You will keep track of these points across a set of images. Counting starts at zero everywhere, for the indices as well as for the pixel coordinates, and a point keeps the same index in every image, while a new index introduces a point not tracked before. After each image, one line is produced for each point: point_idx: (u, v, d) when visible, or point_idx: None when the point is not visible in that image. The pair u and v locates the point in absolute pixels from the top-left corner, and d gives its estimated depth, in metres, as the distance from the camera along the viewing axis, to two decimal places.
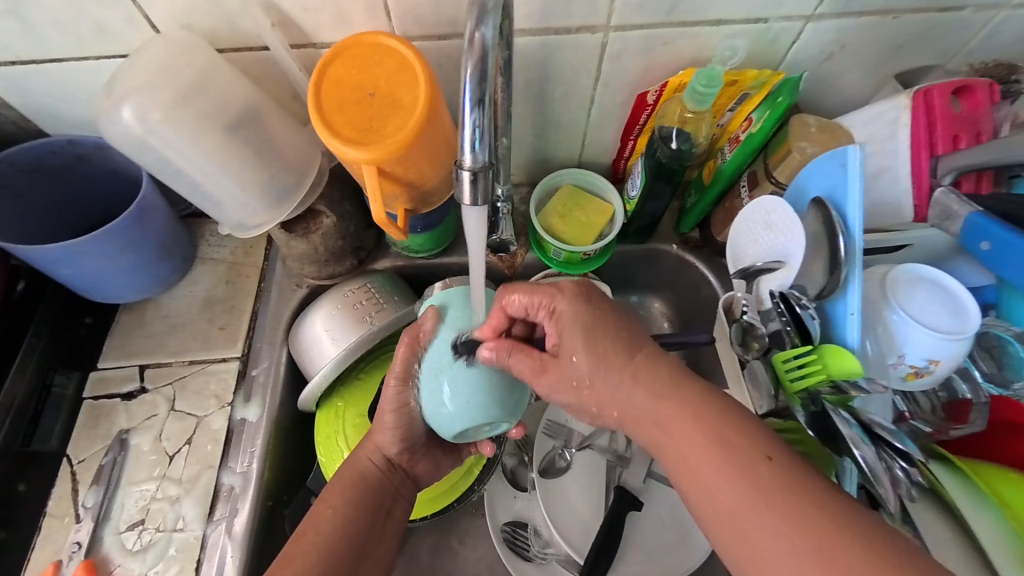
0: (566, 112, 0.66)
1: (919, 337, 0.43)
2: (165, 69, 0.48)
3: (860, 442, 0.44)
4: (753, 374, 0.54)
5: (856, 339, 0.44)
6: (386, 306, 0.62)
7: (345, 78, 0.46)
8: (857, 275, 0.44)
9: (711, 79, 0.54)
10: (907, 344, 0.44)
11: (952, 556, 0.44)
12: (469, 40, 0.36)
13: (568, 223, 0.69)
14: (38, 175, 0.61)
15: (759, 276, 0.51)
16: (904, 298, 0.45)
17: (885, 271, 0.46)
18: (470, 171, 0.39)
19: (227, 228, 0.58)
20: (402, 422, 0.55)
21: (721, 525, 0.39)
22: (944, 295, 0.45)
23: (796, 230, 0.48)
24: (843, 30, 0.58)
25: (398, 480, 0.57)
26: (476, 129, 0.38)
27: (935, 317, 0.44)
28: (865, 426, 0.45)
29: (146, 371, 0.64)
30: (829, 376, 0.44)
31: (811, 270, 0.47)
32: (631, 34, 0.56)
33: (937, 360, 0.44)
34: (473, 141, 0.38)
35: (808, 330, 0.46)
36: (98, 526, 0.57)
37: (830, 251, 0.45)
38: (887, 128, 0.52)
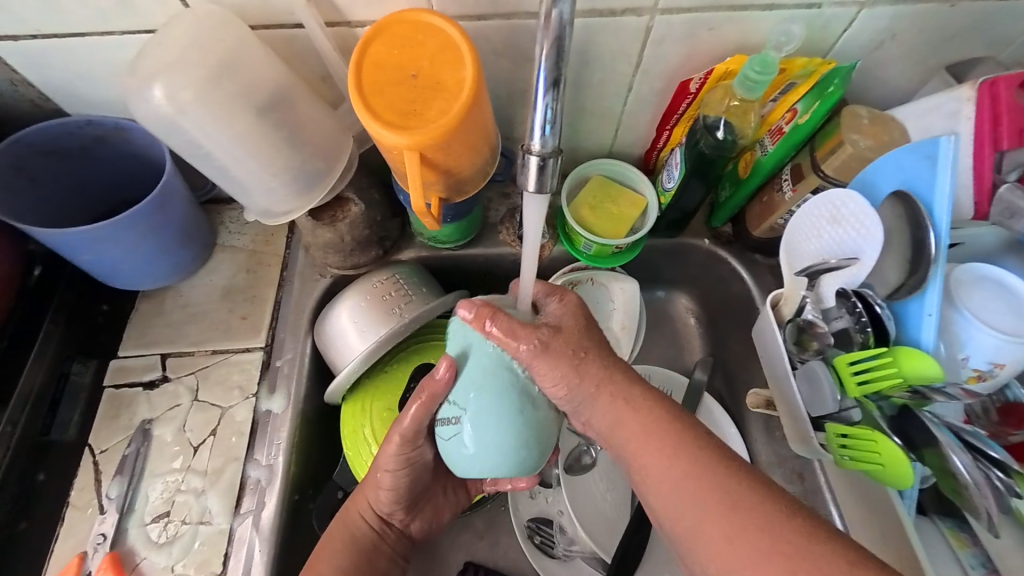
0: (602, 100, 0.64)
1: (990, 340, 0.41)
2: (196, 45, 0.46)
3: (956, 449, 0.42)
4: (806, 376, 0.50)
5: (932, 342, 0.43)
6: (414, 298, 0.61)
7: (385, 58, 0.44)
8: (939, 275, 0.42)
9: (766, 65, 0.52)
10: (971, 346, 0.42)
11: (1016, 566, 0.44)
12: (543, 18, 0.34)
13: (598, 215, 0.68)
14: (53, 156, 0.59)
15: (822, 275, 0.49)
16: (979, 304, 0.43)
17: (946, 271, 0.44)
18: (537, 157, 0.37)
19: (253, 214, 0.56)
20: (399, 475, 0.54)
21: (690, 536, 0.41)
22: (1010, 301, 0.43)
23: (872, 228, 0.46)
24: (896, 17, 0.56)
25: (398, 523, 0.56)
26: (546, 111, 0.36)
27: (1004, 320, 0.42)
28: (955, 432, 0.43)
29: (167, 360, 0.63)
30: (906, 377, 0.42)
31: (884, 269, 0.45)
32: (677, 17, 0.54)
33: (1001, 364, 0.42)
34: (543, 124, 0.36)
35: (886, 332, 0.45)
36: (122, 517, 0.54)
37: (908, 250, 0.44)
38: (946, 121, 0.50)
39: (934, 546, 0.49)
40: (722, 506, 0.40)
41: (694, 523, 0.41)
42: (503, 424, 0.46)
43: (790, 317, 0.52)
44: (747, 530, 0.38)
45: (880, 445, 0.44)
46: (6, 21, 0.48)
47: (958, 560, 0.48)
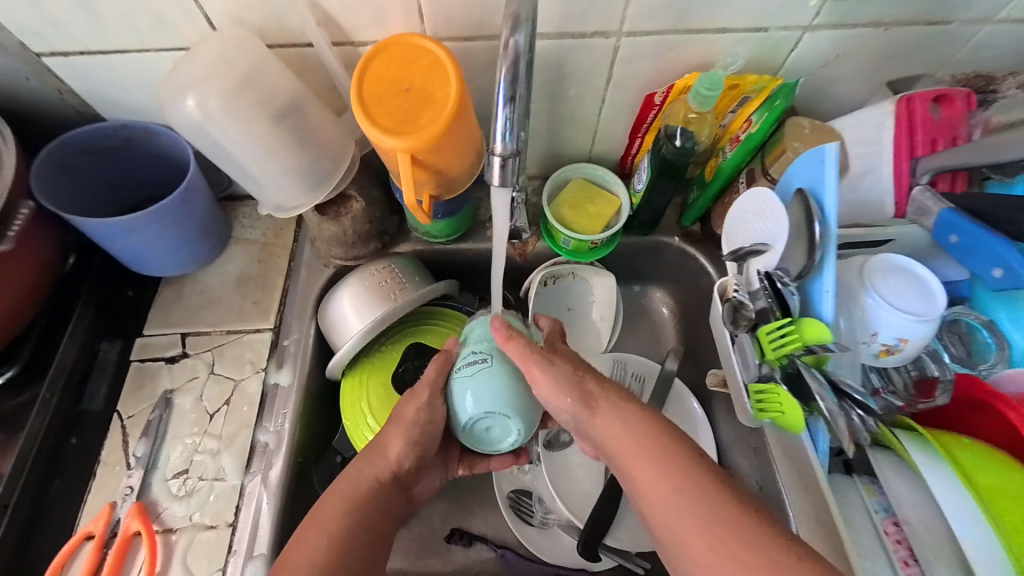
0: (579, 110, 0.71)
1: (893, 318, 0.48)
2: (222, 61, 0.53)
3: (826, 397, 0.48)
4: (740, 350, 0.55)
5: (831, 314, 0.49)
6: (408, 285, 0.68)
7: (384, 74, 0.51)
8: (831, 258, 0.49)
9: (714, 83, 0.59)
10: (880, 324, 0.49)
11: (919, 512, 0.46)
12: (503, 44, 0.40)
13: (578, 214, 0.75)
14: (92, 156, 0.66)
15: (748, 259, 0.55)
16: (888, 280, 0.49)
17: (863, 262, 0.50)
18: (498, 156, 0.44)
19: (266, 208, 0.63)
20: (404, 442, 0.58)
21: (665, 534, 0.47)
22: (913, 281, 0.49)
23: (781, 217, 0.52)
24: (839, 39, 0.63)
25: (398, 496, 0.59)
26: (506, 121, 0.42)
27: (906, 301, 0.48)
28: (835, 384, 0.49)
29: (187, 338, 0.70)
30: (802, 338, 0.48)
31: (793, 254, 0.51)
32: (642, 39, 0.61)
33: (906, 339, 0.48)
34: (503, 130, 0.43)
35: (789, 305, 0.51)
36: (147, 473, 0.61)
37: (808, 236, 0.50)
38: (873, 131, 0.55)
39: (849, 498, 0.51)
40: (704, 511, 0.46)
41: (672, 525, 0.47)
42: (496, 377, 0.55)
43: (727, 298, 0.57)
44: (728, 540, 0.44)
45: (783, 399, 0.50)
46: (59, 39, 0.56)
47: (866, 508, 0.50)
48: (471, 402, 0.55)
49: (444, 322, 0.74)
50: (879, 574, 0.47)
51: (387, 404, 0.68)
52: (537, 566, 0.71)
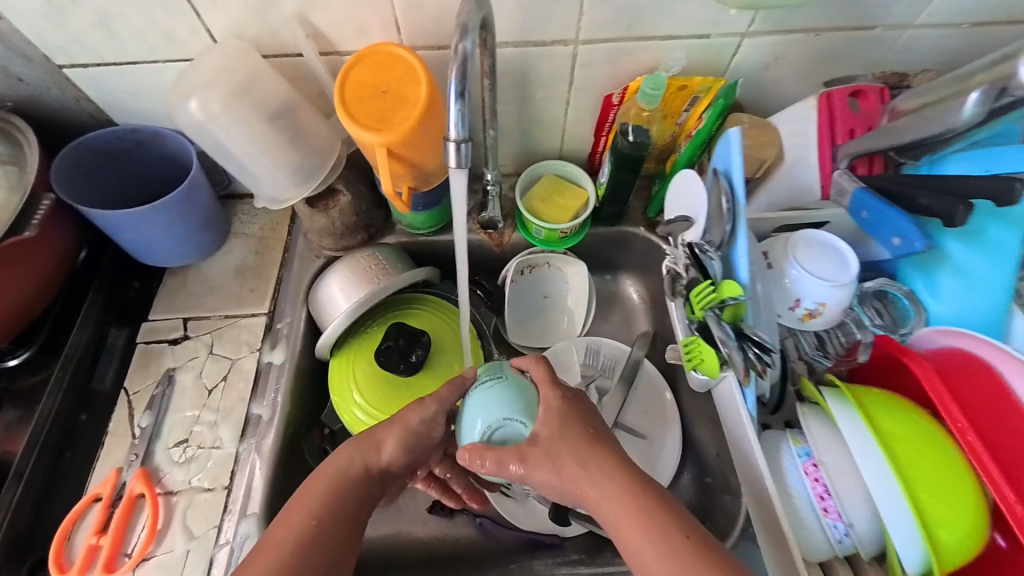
0: (546, 111, 0.78)
1: (815, 285, 0.54)
2: (222, 69, 0.61)
3: (727, 341, 0.48)
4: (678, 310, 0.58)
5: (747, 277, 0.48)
6: (391, 272, 0.74)
7: (363, 79, 0.58)
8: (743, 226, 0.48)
9: (657, 83, 0.66)
10: (803, 290, 0.55)
11: (836, 454, 0.51)
12: (454, 51, 0.45)
13: (548, 206, 0.82)
14: (106, 156, 0.74)
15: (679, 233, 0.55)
16: (818, 255, 0.55)
17: (789, 237, 0.57)
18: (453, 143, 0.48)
19: (261, 201, 0.70)
20: (399, 442, 0.60)
21: None
22: (832, 253, 0.55)
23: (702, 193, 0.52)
24: (774, 44, 0.70)
25: (376, 493, 0.59)
26: (458, 114, 0.46)
27: (826, 269, 0.55)
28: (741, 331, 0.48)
29: (189, 322, 0.76)
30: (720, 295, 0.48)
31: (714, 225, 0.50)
32: (597, 46, 0.68)
33: (824, 304, 0.55)
34: (456, 120, 0.47)
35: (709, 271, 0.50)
36: (150, 442, 0.67)
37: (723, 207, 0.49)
38: (801, 124, 0.62)
39: (775, 443, 0.55)
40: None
41: None
42: (502, 392, 0.60)
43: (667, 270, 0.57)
44: None
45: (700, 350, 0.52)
46: (80, 52, 0.64)
47: (790, 453, 0.54)
48: (482, 418, 0.60)
49: (431, 309, 0.80)
50: (799, 507, 0.52)
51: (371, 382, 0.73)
52: (512, 532, 0.76)
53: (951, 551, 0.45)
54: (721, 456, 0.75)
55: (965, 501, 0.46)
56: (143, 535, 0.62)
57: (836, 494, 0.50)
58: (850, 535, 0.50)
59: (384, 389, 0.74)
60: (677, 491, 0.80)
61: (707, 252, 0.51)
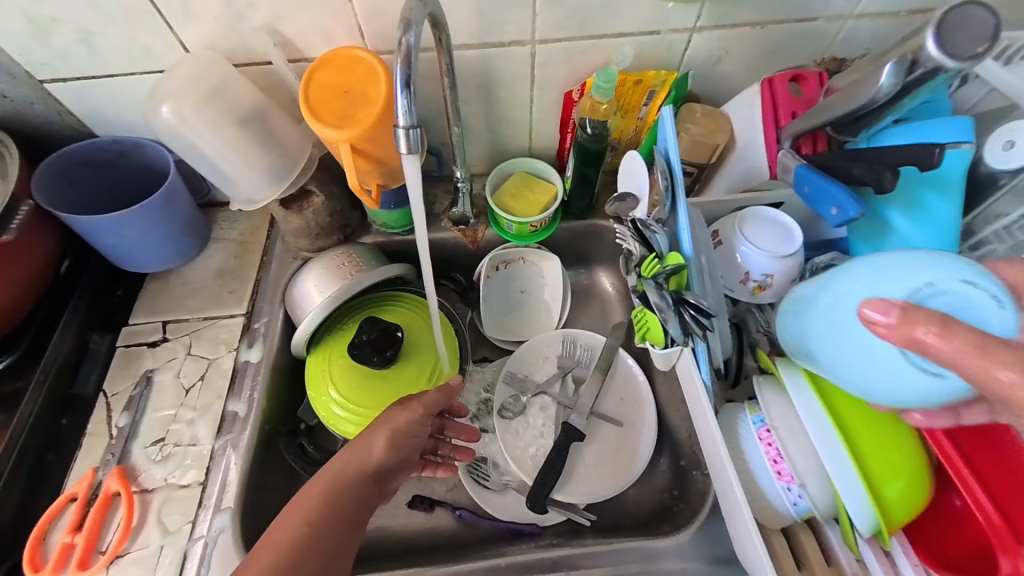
0: (511, 110, 0.81)
1: (759, 257, 0.57)
2: (193, 77, 0.64)
3: (666, 308, 0.49)
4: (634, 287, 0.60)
5: (690, 248, 0.50)
6: (365, 268, 0.76)
7: (326, 80, 0.62)
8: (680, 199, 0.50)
9: (609, 77, 0.69)
10: (751, 264, 0.58)
11: (791, 421, 0.53)
12: (398, 45, 0.48)
13: (517, 201, 0.85)
14: (88, 166, 0.76)
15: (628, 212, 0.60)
16: (764, 229, 0.59)
17: (739, 214, 0.60)
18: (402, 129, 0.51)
19: (236, 204, 0.73)
20: (389, 441, 0.61)
21: None
22: (778, 227, 0.59)
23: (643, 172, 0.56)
24: (723, 39, 0.74)
25: (374, 495, 0.60)
26: (407, 105, 0.50)
27: (769, 242, 0.58)
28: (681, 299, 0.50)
29: (169, 325, 0.78)
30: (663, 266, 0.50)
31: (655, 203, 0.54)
32: (554, 46, 0.72)
33: (771, 275, 0.58)
34: (404, 109, 0.50)
35: (652, 244, 0.52)
36: (128, 441, 0.68)
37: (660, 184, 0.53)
38: (747, 110, 0.66)
39: (734, 415, 0.57)
40: None
41: None
42: (903, 257, 0.44)
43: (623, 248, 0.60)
44: None
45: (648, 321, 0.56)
46: (59, 67, 0.67)
47: (746, 421, 0.56)
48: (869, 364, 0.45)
49: (408, 305, 0.82)
50: (757, 472, 0.54)
51: (348, 376, 0.75)
52: (491, 522, 0.77)
53: (895, 505, 0.48)
54: (694, 437, 0.78)
55: (906, 455, 0.50)
56: (118, 532, 0.62)
57: (788, 458, 0.51)
58: (804, 497, 0.52)
59: (361, 384, 0.75)
60: (653, 476, 0.81)
61: (651, 227, 0.52)
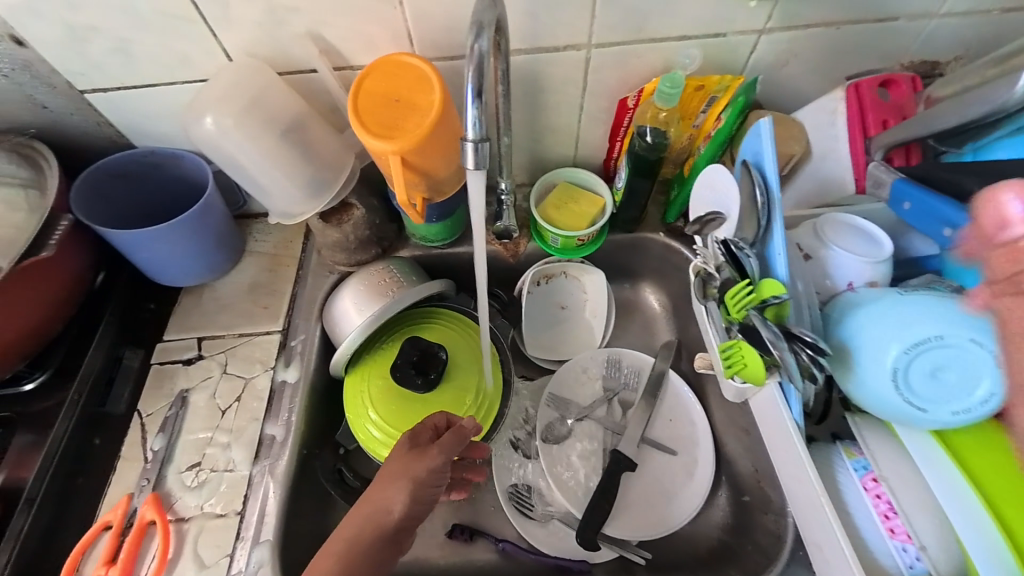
0: (558, 118, 0.77)
1: (853, 265, 0.51)
2: (235, 87, 0.61)
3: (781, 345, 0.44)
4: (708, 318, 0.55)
5: (786, 272, 0.46)
6: (405, 284, 0.72)
7: (376, 88, 0.58)
8: (778, 219, 0.46)
9: (674, 82, 0.65)
10: (845, 274, 0.52)
11: (902, 469, 0.49)
12: (468, 50, 0.45)
13: (562, 213, 0.80)
14: (124, 179, 0.74)
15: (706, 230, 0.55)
16: (842, 236, 0.53)
17: (818, 219, 0.55)
18: (471, 142, 0.47)
19: (274, 217, 0.70)
20: (409, 495, 0.55)
21: None
22: (862, 233, 0.53)
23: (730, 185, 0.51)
24: (792, 40, 0.68)
25: (391, 557, 0.53)
26: (476, 117, 0.46)
27: (859, 247, 0.52)
28: (787, 332, 0.45)
29: (203, 341, 0.75)
30: (759, 296, 0.46)
31: (745, 222, 0.50)
32: (609, 49, 0.67)
33: (874, 282, 0.51)
34: (473, 121, 0.46)
35: (746, 269, 0.48)
36: (162, 466, 0.65)
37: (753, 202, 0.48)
38: (827, 116, 0.62)
39: (829, 459, 0.53)
40: None
41: None
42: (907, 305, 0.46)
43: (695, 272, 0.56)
44: None
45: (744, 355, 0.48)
46: (99, 77, 0.65)
47: (845, 467, 0.52)
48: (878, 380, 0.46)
49: (447, 322, 0.78)
50: (865, 527, 0.49)
51: (386, 397, 0.71)
52: (537, 558, 0.71)
53: None
54: (760, 470, 0.71)
55: None
56: (153, 565, 0.59)
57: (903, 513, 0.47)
58: (923, 559, 0.46)
59: (400, 407, 0.71)
60: (712, 510, 0.75)
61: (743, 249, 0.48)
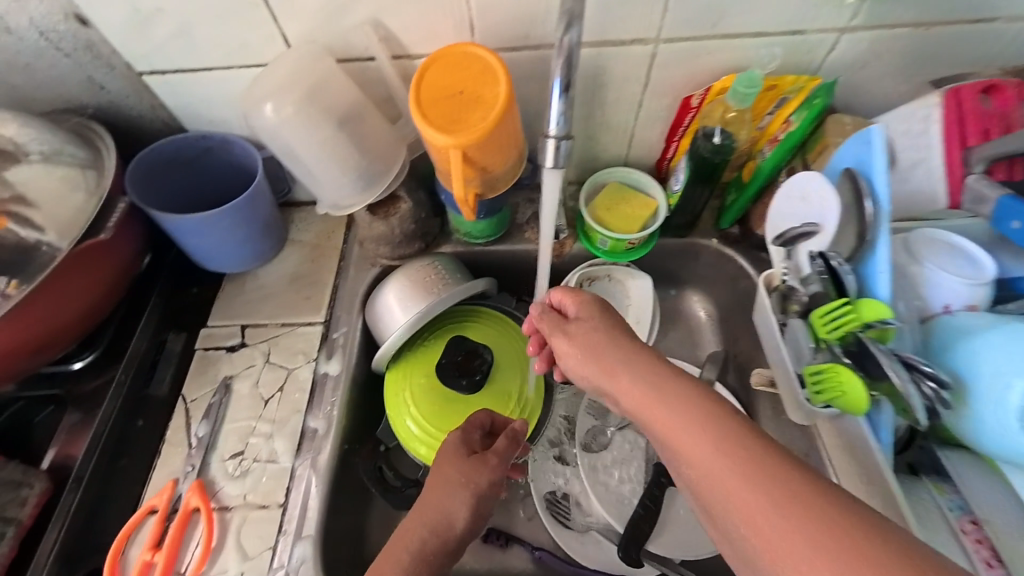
0: (614, 116, 0.74)
1: (953, 286, 0.54)
2: (296, 74, 0.60)
3: (900, 372, 0.47)
4: (791, 334, 0.60)
5: (887, 294, 0.53)
6: (450, 281, 0.71)
7: (438, 79, 0.56)
8: (882, 237, 0.53)
9: (752, 82, 0.62)
10: (940, 292, 0.55)
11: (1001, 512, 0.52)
12: (558, 43, 0.42)
13: (613, 215, 0.77)
14: (175, 164, 0.74)
15: (797, 243, 0.59)
16: (934, 255, 0.56)
17: (909, 234, 0.58)
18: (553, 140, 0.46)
19: (322, 207, 0.69)
20: (471, 510, 0.57)
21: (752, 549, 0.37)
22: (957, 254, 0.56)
23: (829, 198, 0.56)
24: (875, 41, 0.64)
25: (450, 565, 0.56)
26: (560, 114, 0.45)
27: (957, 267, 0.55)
28: (904, 362, 0.49)
29: (246, 329, 0.75)
30: (863, 316, 0.51)
31: (843, 236, 0.56)
32: (678, 45, 0.64)
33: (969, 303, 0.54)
34: (557, 118, 0.45)
35: (844, 284, 0.54)
36: (207, 453, 0.65)
37: (859, 216, 0.54)
38: (920, 124, 0.58)
39: (918, 493, 0.57)
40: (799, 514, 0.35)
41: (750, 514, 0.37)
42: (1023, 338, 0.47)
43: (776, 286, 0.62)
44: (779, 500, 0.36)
45: (842, 378, 0.52)
46: (158, 59, 0.64)
47: (938, 502, 0.56)
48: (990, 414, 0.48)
49: (488, 322, 0.76)
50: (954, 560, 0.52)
51: (427, 396, 0.70)
52: (576, 570, 0.70)
53: None
54: None
55: None
56: (197, 552, 0.59)
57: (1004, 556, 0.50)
58: None
59: (441, 407, 0.69)
60: None
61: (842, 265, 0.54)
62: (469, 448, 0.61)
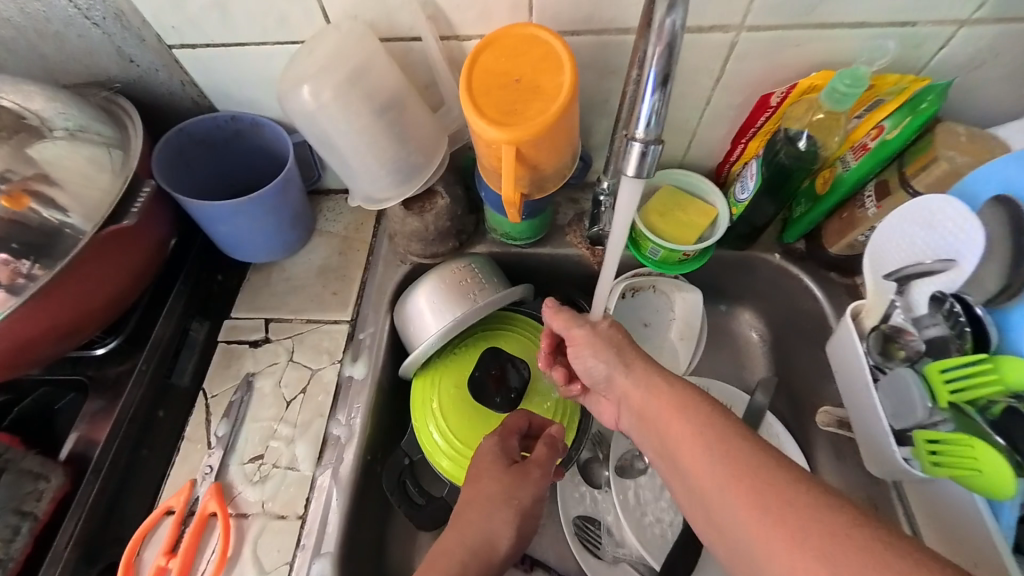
0: (678, 112, 0.66)
1: None
2: (336, 53, 0.54)
3: None
4: (892, 383, 0.55)
5: None
6: (487, 286, 0.65)
7: (493, 65, 0.50)
8: None
9: (856, 79, 0.54)
10: None
11: None
12: (656, 27, 0.39)
13: (667, 222, 0.69)
14: (204, 145, 0.70)
15: (913, 280, 0.55)
16: None
17: None
18: (640, 144, 0.43)
19: (356, 200, 0.64)
20: (516, 531, 0.57)
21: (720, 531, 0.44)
22: None
23: (967, 229, 0.51)
24: (1000, 36, 0.54)
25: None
26: (653, 109, 0.41)
27: None
28: None
29: (270, 324, 0.72)
30: (1009, 379, 0.46)
31: (982, 275, 0.50)
32: (763, 34, 0.56)
33: None
34: (649, 116, 0.42)
35: (985, 337, 0.49)
36: (226, 454, 0.62)
37: (1011, 251, 0.48)
38: None
39: None
40: (767, 501, 0.40)
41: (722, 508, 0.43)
42: None
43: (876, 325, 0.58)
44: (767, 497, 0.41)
45: (977, 452, 0.47)
46: (191, 33, 0.60)
47: None
48: None
49: (522, 330, 0.71)
50: None
51: (456, 408, 0.65)
52: None
53: None
54: None
55: None
56: (212, 561, 0.57)
57: None
58: None
59: (471, 421, 0.65)
60: None
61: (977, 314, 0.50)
62: (512, 457, 0.59)
